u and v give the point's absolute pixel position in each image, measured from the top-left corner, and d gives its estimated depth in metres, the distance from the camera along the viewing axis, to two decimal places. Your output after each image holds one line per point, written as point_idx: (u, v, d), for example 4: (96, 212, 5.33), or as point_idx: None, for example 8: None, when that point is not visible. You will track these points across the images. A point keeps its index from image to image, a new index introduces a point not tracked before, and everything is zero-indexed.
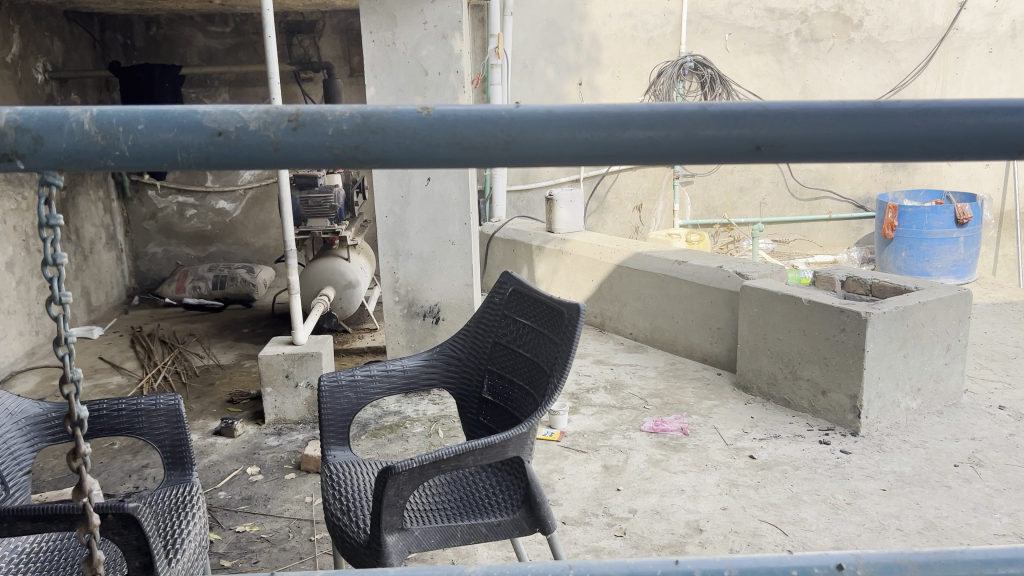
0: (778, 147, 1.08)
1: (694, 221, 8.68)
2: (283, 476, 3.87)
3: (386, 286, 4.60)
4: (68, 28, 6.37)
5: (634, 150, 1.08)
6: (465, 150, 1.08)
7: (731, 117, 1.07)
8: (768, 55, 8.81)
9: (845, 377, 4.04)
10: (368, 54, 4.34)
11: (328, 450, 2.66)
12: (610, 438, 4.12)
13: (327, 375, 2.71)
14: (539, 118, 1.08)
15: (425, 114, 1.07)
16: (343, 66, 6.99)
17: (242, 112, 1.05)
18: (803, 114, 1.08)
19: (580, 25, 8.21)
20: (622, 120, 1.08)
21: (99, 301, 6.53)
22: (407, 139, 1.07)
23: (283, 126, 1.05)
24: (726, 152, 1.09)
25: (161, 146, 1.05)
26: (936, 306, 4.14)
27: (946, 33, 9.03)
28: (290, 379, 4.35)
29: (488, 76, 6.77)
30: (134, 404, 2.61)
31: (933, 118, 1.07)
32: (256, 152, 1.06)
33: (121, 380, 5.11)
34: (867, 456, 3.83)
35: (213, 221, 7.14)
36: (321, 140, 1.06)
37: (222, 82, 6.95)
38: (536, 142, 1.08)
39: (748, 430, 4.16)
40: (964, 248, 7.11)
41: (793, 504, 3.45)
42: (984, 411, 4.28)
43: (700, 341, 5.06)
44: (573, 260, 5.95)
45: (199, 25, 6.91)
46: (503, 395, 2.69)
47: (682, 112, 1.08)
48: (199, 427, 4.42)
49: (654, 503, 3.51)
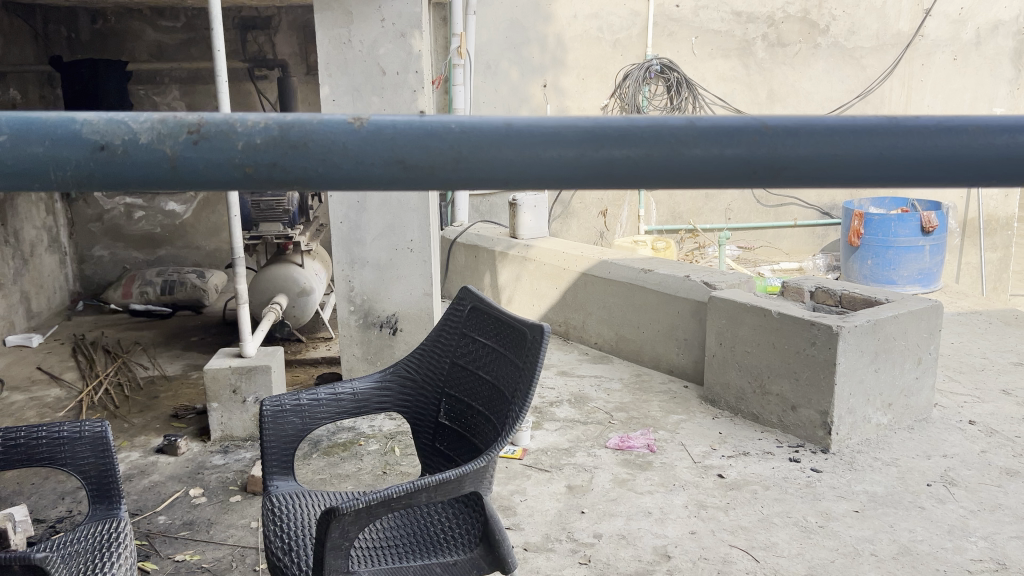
0: (779, 170, 0.92)
1: (660, 227, 8.57)
2: (228, 499, 3.65)
3: (340, 295, 4.39)
4: (8, 19, 6.05)
5: (608, 172, 0.91)
6: (406, 171, 0.90)
7: (724, 134, 0.91)
8: (735, 59, 8.74)
9: (815, 393, 3.93)
10: (323, 52, 4.13)
11: (270, 481, 2.46)
12: (574, 456, 3.95)
13: (269, 399, 2.51)
14: (496, 132, 0.90)
15: (357, 126, 0.89)
16: (299, 64, 6.75)
17: (131, 121, 0.87)
18: (806, 130, 0.91)
19: (544, 26, 8.04)
20: (594, 136, 0.90)
21: (40, 307, 6.23)
22: (336, 157, 0.89)
23: (183, 139, 0.87)
24: (718, 174, 0.92)
25: (30, 162, 0.86)
26: (908, 318, 4.04)
27: (911, 40, 9.04)
28: (238, 394, 4.13)
29: (451, 76, 6.59)
30: (55, 431, 2.37)
31: (957, 137, 0.91)
32: (147, 170, 0.87)
33: (59, 393, 4.83)
34: (839, 474, 3.71)
35: (163, 223, 6.87)
36: (228, 156, 0.88)
37: (171, 78, 6.69)
38: (490, 161, 0.90)
39: (716, 446, 4.02)
40: (930, 256, 7.05)
41: (764, 527, 3.31)
42: (954, 427, 4.19)
43: (666, 353, 4.92)
44: (537, 267, 5.78)
45: (149, 19, 6.63)
46: (460, 419, 2.50)
47: (664, 126, 0.91)
48: (140, 445, 4.17)
49: (620, 526, 3.35)
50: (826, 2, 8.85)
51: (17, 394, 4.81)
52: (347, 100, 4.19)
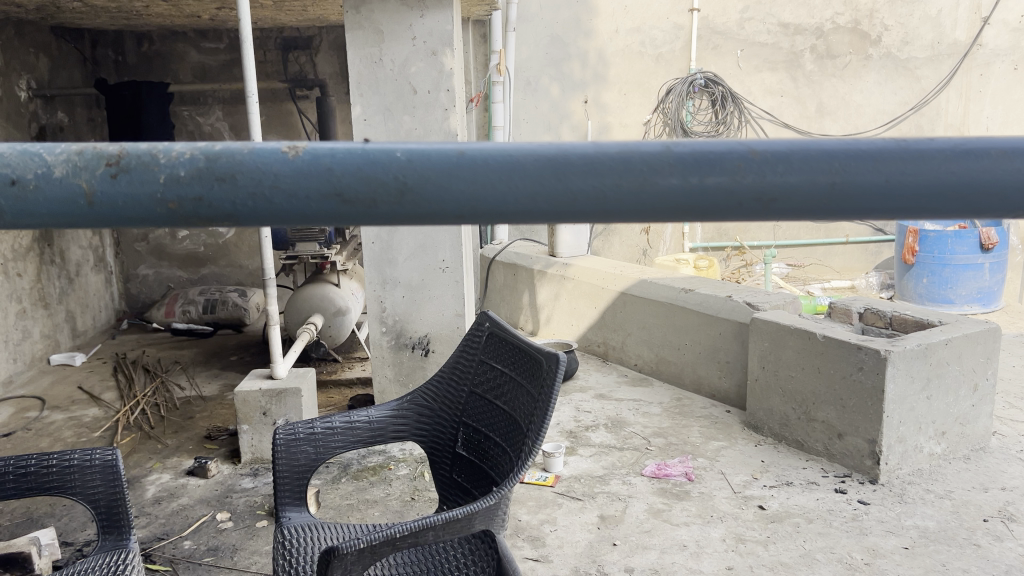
0: (771, 202, 0.81)
1: (705, 244, 8.41)
2: (254, 525, 3.60)
3: (372, 316, 4.33)
4: (55, 43, 6.17)
5: (573, 204, 0.81)
6: (346, 206, 0.80)
7: (705, 161, 0.80)
8: (783, 72, 8.54)
9: (862, 420, 3.74)
10: (354, 71, 4.09)
11: (283, 512, 2.38)
12: (608, 484, 3.82)
13: (283, 427, 2.45)
14: (447, 162, 0.81)
15: (292, 155, 0.80)
16: (340, 83, 6.75)
17: (46, 153, 0.79)
18: (800, 156, 0.80)
19: (585, 41, 7.94)
20: (557, 165, 0.80)
21: (85, 325, 6.31)
22: (268, 190, 0.80)
23: (100, 172, 0.79)
24: (699, 206, 0.81)
25: None
26: (963, 342, 3.83)
27: (968, 49, 8.74)
28: (268, 416, 4.09)
29: (490, 94, 6.53)
30: (65, 458, 2.34)
31: (978, 162, 0.79)
32: (64, 207, 0.79)
33: (97, 413, 4.85)
34: (888, 508, 3.51)
35: (206, 243, 6.92)
36: (149, 191, 0.79)
37: (215, 99, 6.77)
38: (440, 194, 0.81)
39: (758, 475, 3.85)
40: (989, 275, 6.79)
41: (805, 564, 3.14)
42: (1014, 457, 3.95)
43: (708, 375, 4.76)
44: (576, 286, 5.66)
45: (192, 41, 6.72)
46: (477, 450, 2.40)
47: (637, 153, 0.81)
48: (172, 467, 4.16)
49: (653, 560, 3.20)
50: (878, 12, 8.61)
51: (57, 414, 4.84)
52: (379, 119, 4.15)
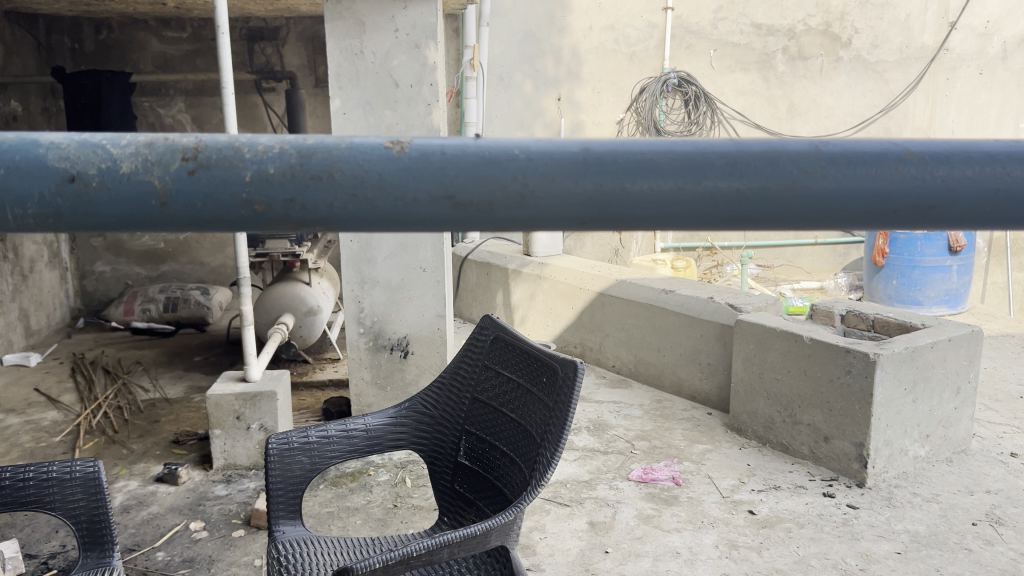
0: (929, 209, 0.71)
1: (676, 244, 8.44)
2: (231, 534, 3.45)
3: (350, 316, 4.20)
4: (9, 29, 5.89)
5: (712, 211, 0.71)
6: (456, 209, 0.71)
7: (859, 160, 0.71)
8: (755, 73, 8.58)
9: (850, 424, 3.72)
10: (333, 63, 3.95)
11: (277, 526, 2.25)
12: (595, 489, 3.74)
13: (276, 436, 2.33)
14: (572, 160, 0.71)
15: (397, 152, 0.70)
16: (308, 75, 6.58)
17: (111, 146, 0.68)
18: (962, 159, 0.71)
19: (559, 38, 7.87)
20: (694, 164, 0.71)
21: (40, 323, 6.06)
22: (370, 190, 0.70)
23: (176, 168, 0.69)
24: (850, 213, 0.71)
25: None
26: (947, 346, 3.84)
27: (935, 53, 8.90)
28: (242, 421, 3.93)
29: (464, 89, 6.43)
30: (44, 471, 2.19)
31: None
32: (134, 210, 0.69)
33: (56, 417, 4.64)
34: (877, 512, 3.50)
35: (166, 239, 6.71)
36: (233, 191, 0.69)
37: (177, 90, 6.56)
38: (561, 198, 0.71)
39: (746, 479, 3.82)
40: (957, 277, 6.88)
41: (801, 570, 3.10)
42: (995, 460, 3.98)
43: (688, 377, 4.72)
44: (551, 285, 5.60)
45: (154, 29, 6.51)
46: (482, 459, 2.30)
47: (783, 152, 0.71)
48: (139, 474, 3.98)
49: (647, 568, 3.14)
50: (848, 15, 8.70)
51: (13, 417, 4.61)
52: (359, 114, 4.01)
